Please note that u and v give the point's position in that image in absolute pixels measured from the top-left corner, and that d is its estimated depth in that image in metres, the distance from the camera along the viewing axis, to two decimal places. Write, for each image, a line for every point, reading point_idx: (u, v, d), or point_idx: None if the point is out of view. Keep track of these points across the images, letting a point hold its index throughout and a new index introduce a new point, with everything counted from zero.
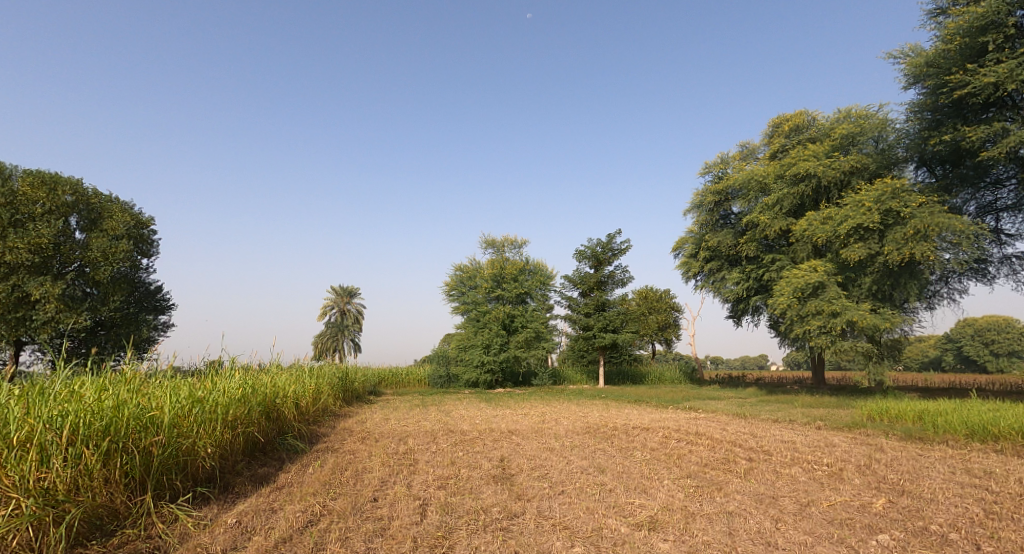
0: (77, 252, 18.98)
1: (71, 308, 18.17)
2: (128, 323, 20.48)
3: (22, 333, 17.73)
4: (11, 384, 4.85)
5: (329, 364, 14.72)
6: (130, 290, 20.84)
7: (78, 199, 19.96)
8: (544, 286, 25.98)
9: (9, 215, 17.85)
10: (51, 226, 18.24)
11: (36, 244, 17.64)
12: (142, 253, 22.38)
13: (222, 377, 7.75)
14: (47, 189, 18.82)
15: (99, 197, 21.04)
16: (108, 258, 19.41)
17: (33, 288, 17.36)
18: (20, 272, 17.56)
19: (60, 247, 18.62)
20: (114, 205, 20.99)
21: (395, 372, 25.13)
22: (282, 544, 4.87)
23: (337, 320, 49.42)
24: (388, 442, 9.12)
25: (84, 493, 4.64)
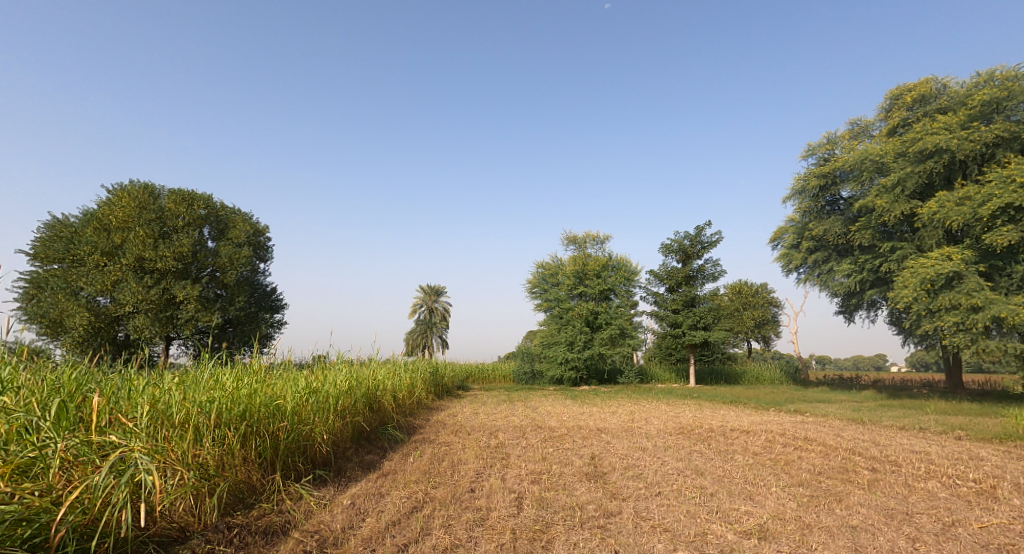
0: (209, 259, 21.40)
1: (206, 307, 20.54)
2: (250, 320, 22.71)
3: (170, 330, 19.97)
4: (169, 374, 5.51)
5: (421, 358, 15.35)
6: (251, 291, 23.17)
7: (210, 213, 22.58)
8: (628, 282, 25.31)
9: (159, 228, 20.45)
10: (189, 237, 20.80)
11: (178, 252, 20.06)
12: (259, 259, 24.78)
13: (329, 369, 8.36)
14: (186, 205, 21.47)
15: (225, 209, 23.61)
16: (234, 263, 21.84)
17: (178, 290, 19.76)
18: (168, 277, 20.01)
19: (197, 255, 21.08)
20: (237, 216, 23.45)
21: (480, 368, 25.64)
22: (392, 527, 5.15)
23: (425, 318, 51.57)
24: (480, 435, 9.34)
25: (229, 470, 5.19)
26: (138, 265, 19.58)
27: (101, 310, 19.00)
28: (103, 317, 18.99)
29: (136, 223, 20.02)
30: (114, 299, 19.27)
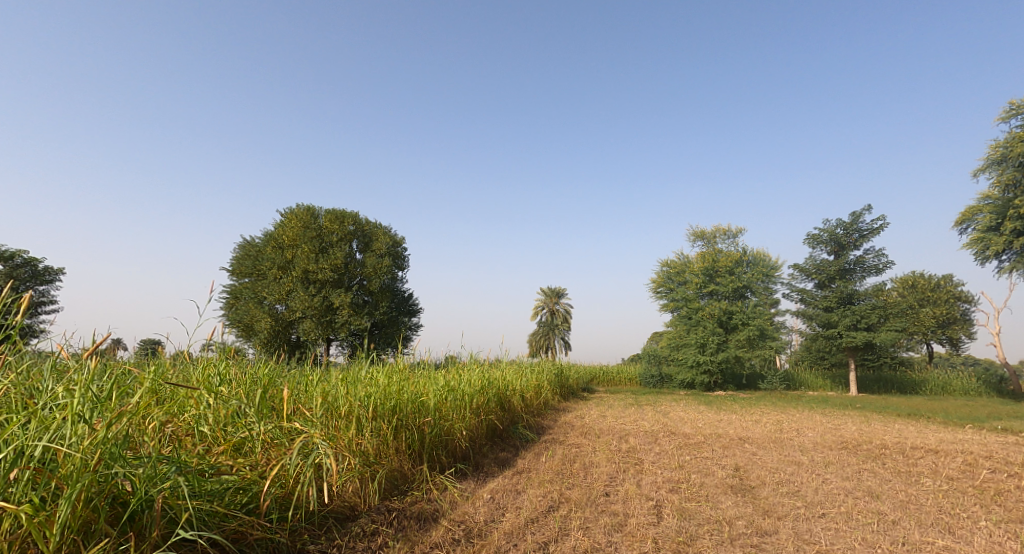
0: (359, 269, 23.75)
1: (357, 312, 22.75)
2: (393, 324, 24.68)
3: (330, 333, 22.37)
4: (333, 372, 6.14)
5: (546, 360, 15.49)
6: (393, 297, 25.23)
7: (357, 229, 25.08)
8: (767, 278, 23.17)
9: (318, 244, 23.16)
10: (342, 250, 23.27)
11: (334, 264, 22.57)
12: (400, 268, 26.89)
13: (462, 369, 8.77)
14: (338, 223, 24.11)
15: (369, 225, 26.06)
16: (379, 271, 23.97)
17: (335, 298, 22.16)
18: (327, 286, 22.53)
19: (349, 266, 23.51)
20: (380, 230, 25.73)
21: (605, 371, 25.19)
22: (531, 524, 5.24)
23: (547, 320, 52.14)
24: (610, 439, 9.15)
25: (385, 458, 5.63)
26: (305, 276, 22.33)
27: (279, 315, 21.99)
28: (280, 322, 21.94)
29: (302, 241, 22.91)
30: (288, 307, 22.22)
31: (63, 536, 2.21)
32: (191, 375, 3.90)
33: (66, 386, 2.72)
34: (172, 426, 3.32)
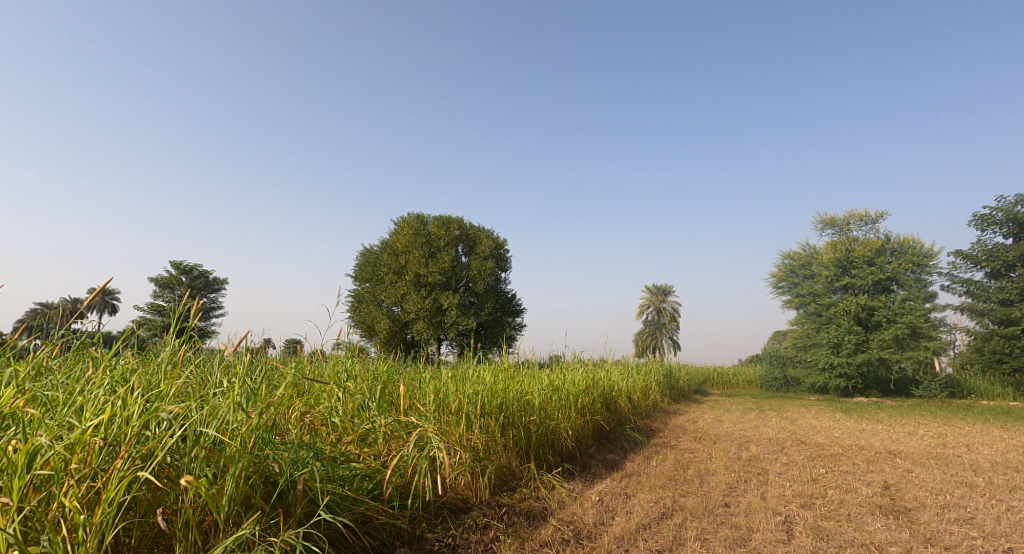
0: (465, 272, 24.68)
1: (464, 313, 23.60)
2: (498, 324, 25.27)
3: (440, 333, 23.45)
4: (443, 369, 6.44)
5: (653, 361, 14.97)
6: (497, 298, 25.83)
7: (462, 233, 26.06)
8: (919, 269, 20.08)
9: (428, 248, 24.41)
10: (449, 254, 24.31)
11: (442, 267, 23.66)
12: (503, 269, 27.49)
13: (567, 369, 8.77)
14: (445, 228, 25.25)
15: (473, 228, 26.94)
16: (483, 273, 24.69)
17: (444, 299, 23.19)
18: (436, 289, 23.64)
19: (456, 269, 24.52)
20: (484, 232, 26.52)
21: (718, 372, 23.82)
22: (643, 530, 5.11)
23: (653, 319, 50.39)
24: (728, 445, 8.63)
25: (494, 454, 5.78)
26: (416, 280, 23.67)
27: (396, 317, 23.53)
28: (396, 322, 23.46)
29: (414, 247, 24.34)
30: (403, 308, 23.70)
31: (229, 506, 2.52)
32: (325, 370, 4.38)
33: (230, 378, 3.15)
34: (311, 416, 3.73)
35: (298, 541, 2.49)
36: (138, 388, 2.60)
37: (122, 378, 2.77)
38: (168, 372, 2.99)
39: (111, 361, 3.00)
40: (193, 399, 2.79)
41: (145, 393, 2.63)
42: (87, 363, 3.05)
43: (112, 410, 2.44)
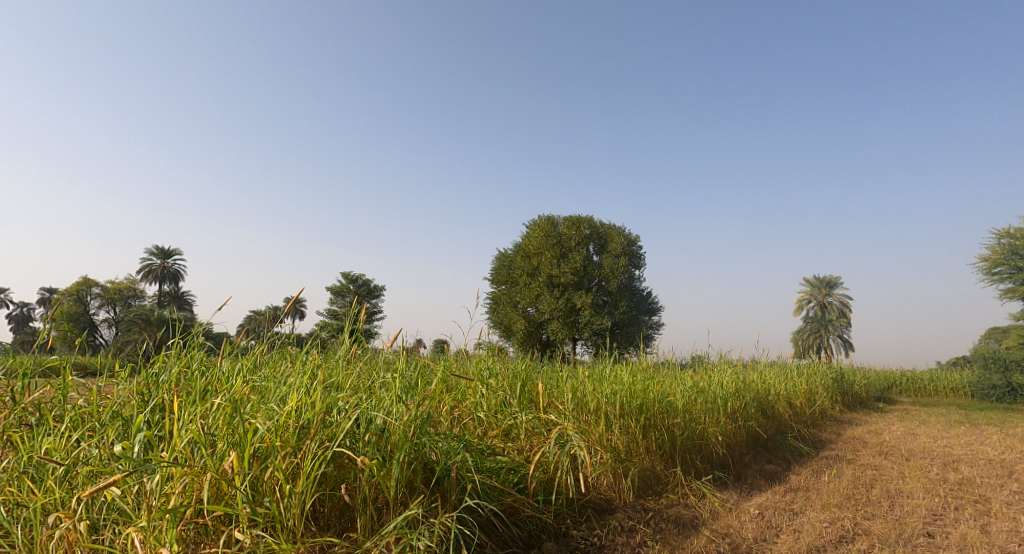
0: (597, 271, 24.49)
1: (598, 313, 23.33)
2: (634, 324, 24.56)
3: (575, 333, 23.48)
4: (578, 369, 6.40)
5: (820, 363, 13.30)
6: (632, 297, 25.15)
7: (593, 231, 25.89)
8: None
9: (559, 249, 24.69)
10: (580, 254, 24.32)
11: (574, 268, 23.70)
12: (636, 267, 26.68)
13: (714, 371, 8.15)
14: (576, 227, 25.33)
15: (604, 226, 26.60)
16: (615, 272, 24.24)
17: (577, 299, 23.19)
18: (569, 289, 23.75)
19: (588, 269, 24.45)
20: (615, 229, 26.02)
21: (907, 375, 20.47)
22: None
23: (817, 315, 45.74)
24: (926, 463, 7.24)
25: None
26: (549, 281, 24.04)
27: (531, 317, 24.14)
28: (532, 323, 24.05)
29: (546, 248, 24.74)
30: (538, 309, 24.20)
31: (397, 487, 2.79)
32: (469, 368, 4.70)
33: (390, 375, 3.51)
34: (459, 411, 4.02)
35: (457, 524, 2.67)
36: (321, 381, 3.01)
37: (310, 371, 3.25)
38: (344, 367, 3.43)
39: (301, 358, 3.52)
40: (364, 391, 3.18)
41: (328, 385, 3.05)
42: (284, 359, 3.63)
43: (306, 397, 2.85)
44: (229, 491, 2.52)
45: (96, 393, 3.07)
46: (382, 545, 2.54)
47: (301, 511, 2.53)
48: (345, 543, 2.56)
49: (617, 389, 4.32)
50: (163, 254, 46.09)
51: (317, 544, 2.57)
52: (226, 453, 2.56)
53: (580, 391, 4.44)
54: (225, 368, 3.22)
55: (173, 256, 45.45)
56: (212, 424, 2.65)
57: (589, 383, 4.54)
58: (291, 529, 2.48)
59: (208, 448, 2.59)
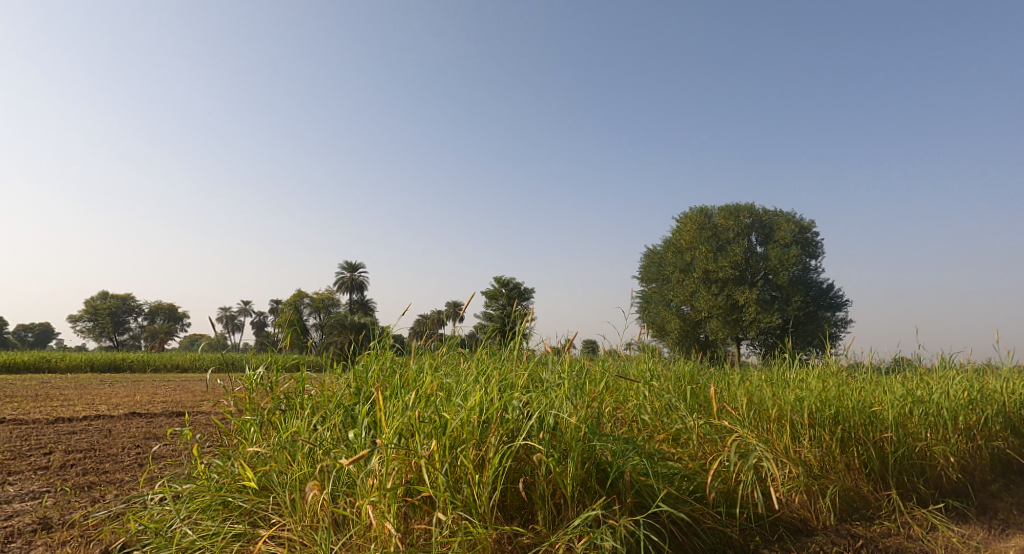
0: (762, 263, 22.43)
1: (766, 309, 21.07)
2: (812, 320, 21.72)
3: (738, 332, 21.54)
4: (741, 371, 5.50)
5: None
6: (808, 290, 22.35)
7: (755, 220, 23.80)
8: None
9: (716, 242, 23.21)
10: (741, 245, 22.49)
11: (734, 261, 21.95)
12: (812, 255, 23.57)
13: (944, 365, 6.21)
14: (734, 218, 23.63)
15: (769, 213, 24.19)
16: (785, 263, 21.88)
17: (739, 295, 21.28)
18: (729, 284, 21.99)
19: (750, 261, 22.52)
20: (781, 217, 23.59)
21: None
22: None
23: None
24: None
25: None
26: (705, 276, 22.56)
27: (687, 316, 22.79)
28: (688, 322, 22.72)
29: (700, 242, 23.36)
30: (694, 307, 22.75)
31: (573, 485, 2.76)
32: (629, 369, 4.76)
33: (554, 375, 3.57)
34: (622, 412, 3.96)
35: (642, 529, 2.55)
36: (497, 381, 3.20)
37: (484, 370, 3.43)
38: (514, 367, 3.60)
39: (473, 357, 3.75)
40: (535, 390, 3.28)
41: (503, 384, 3.20)
42: (459, 359, 3.91)
43: (484, 395, 3.00)
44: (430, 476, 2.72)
45: (323, 386, 3.79)
46: (566, 541, 2.55)
47: (488, 497, 2.64)
48: (530, 534, 2.58)
49: (804, 396, 3.87)
50: (351, 268, 52.73)
51: (506, 532, 2.60)
52: (423, 444, 2.78)
53: (757, 396, 4.09)
54: (414, 367, 3.60)
55: (360, 269, 51.73)
56: (412, 418, 2.94)
57: (768, 387, 4.17)
58: (482, 513, 2.59)
59: (410, 439, 2.87)
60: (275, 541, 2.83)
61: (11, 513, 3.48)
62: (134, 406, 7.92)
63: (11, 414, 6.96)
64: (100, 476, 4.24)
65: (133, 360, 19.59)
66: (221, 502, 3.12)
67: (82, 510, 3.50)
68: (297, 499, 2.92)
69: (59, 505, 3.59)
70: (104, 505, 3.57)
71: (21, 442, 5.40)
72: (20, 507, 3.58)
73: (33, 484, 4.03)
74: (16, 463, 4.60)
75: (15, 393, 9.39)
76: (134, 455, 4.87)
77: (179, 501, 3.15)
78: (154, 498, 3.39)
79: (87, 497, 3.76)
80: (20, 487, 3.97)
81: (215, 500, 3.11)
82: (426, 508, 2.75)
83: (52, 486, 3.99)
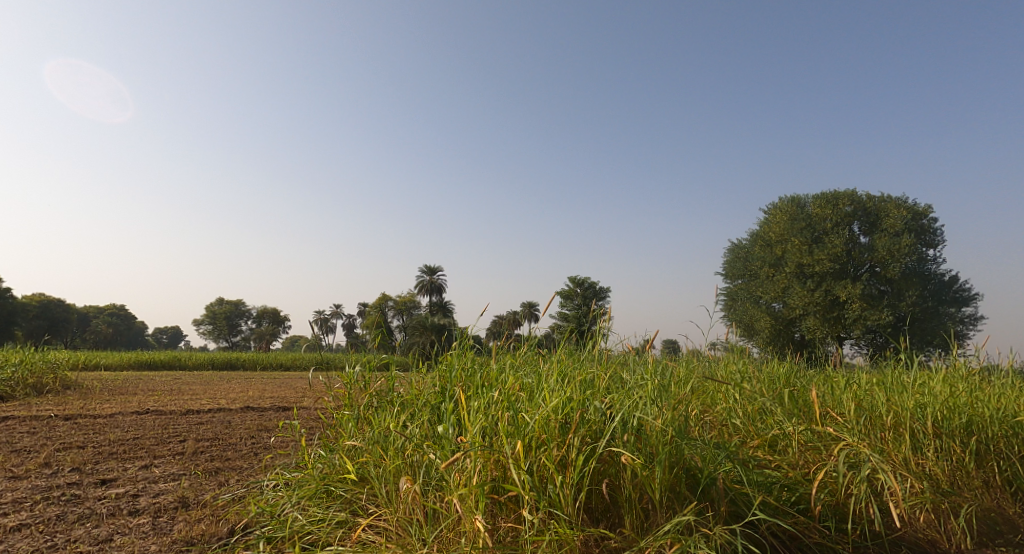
0: (866, 255, 20.57)
1: (873, 306, 19.18)
2: (930, 318, 19.85)
3: (840, 330, 19.79)
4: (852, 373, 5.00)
5: None
6: (924, 284, 20.22)
7: (856, 208, 21.84)
8: None
9: (812, 234, 21.58)
10: (841, 236, 20.72)
11: (833, 253, 20.25)
12: (926, 244, 21.27)
13: None
14: (832, 206, 21.84)
15: (873, 199, 22.10)
16: (895, 254, 19.90)
17: (840, 291, 19.54)
18: (828, 279, 20.33)
19: (853, 253, 20.73)
20: (889, 204, 21.46)
21: None
22: None
23: None
24: None
25: None
26: (800, 270, 20.98)
27: (778, 314, 21.20)
28: (781, 321, 21.13)
29: (792, 234, 21.80)
30: (786, 304, 21.17)
31: (661, 491, 2.58)
32: (719, 371, 4.50)
33: (639, 376, 3.40)
34: (711, 416, 3.73)
35: (742, 539, 2.36)
36: (579, 380, 3.09)
37: (564, 370, 3.32)
38: (594, 368, 3.44)
39: (552, 357, 3.64)
40: (618, 391, 3.11)
41: (584, 384, 3.07)
42: (537, 359, 3.82)
43: (564, 395, 2.90)
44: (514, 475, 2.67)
45: (411, 384, 3.87)
46: (656, 547, 2.38)
47: (573, 499, 2.54)
48: (618, 538, 2.47)
49: (927, 402, 3.43)
50: (431, 270, 54.36)
51: (592, 535, 2.53)
52: (507, 442, 2.71)
53: (869, 401, 3.69)
54: (494, 367, 3.57)
55: (440, 271, 53.19)
56: (496, 418, 2.90)
57: (882, 391, 3.76)
58: (569, 514, 2.50)
59: (495, 437, 2.85)
60: (373, 530, 2.91)
61: (156, 491, 3.80)
62: (249, 400, 8.58)
63: (149, 405, 7.73)
64: (225, 462, 4.57)
65: (244, 358, 21.31)
66: (324, 491, 3.31)
67: (212, 492, 3.76)
68: (390, 491, 2.98)
69: (193, 487, 3.88)
70: (230, 489, 3.82)
71: (159, 429, 5.96)
72: (164, 486, 3.91)
73: (174, 467, 4.40)
74: (158, 448, 5.06)
75: (151, 387, 10.47)
76: (252, 444, 5.22)
77: (291, 489, 3.42)
78: (269, 484, 3.65)
79: (216, 481, 4.04)
80: (162, 469, 4.35)
81: (319, 488, 3.30)
82: (512, 506, 2.69)
83: (187, 469, 4.34)
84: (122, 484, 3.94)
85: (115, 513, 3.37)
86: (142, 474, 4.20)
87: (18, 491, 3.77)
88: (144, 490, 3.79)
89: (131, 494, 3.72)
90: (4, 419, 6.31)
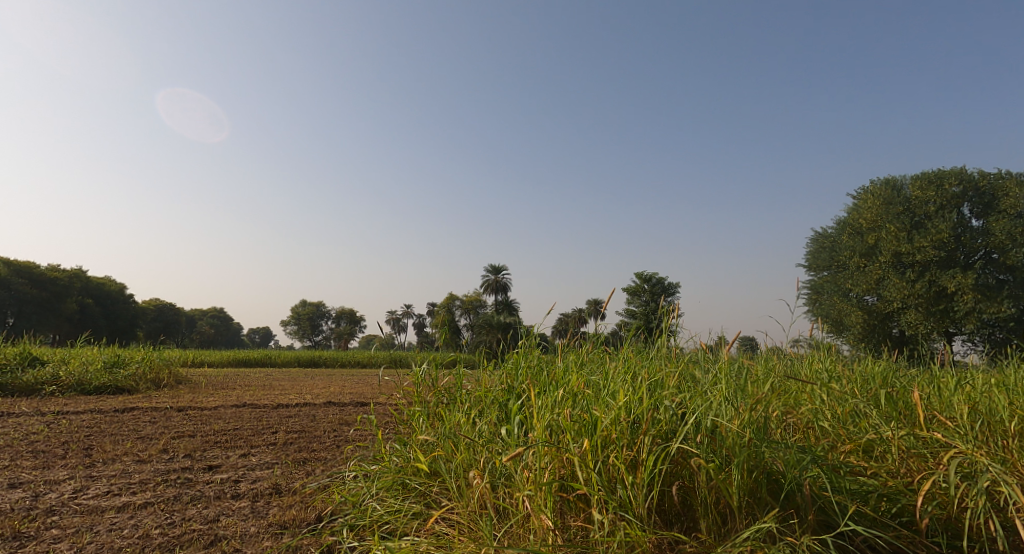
0: (979, 240, 18.51)
1: (989, 297, 17.24)
2: None
3: (948, 325, 17.98)
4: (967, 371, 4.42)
5: None
6: None
7: (966, 188, 19.76)
8: None
9: (911, 219, 19.78)
10: (947, 220, 18.81)
11: (938, 240, 18.40)
12: None
13: None
14: (934, 187, 19.86)
15: (988, 178, 19.89)
16: (1017, 239, 17.91)
17: (947, 281, 17.71)
18: (933, 268, 18.48)
19: (962, 239, 18.73)
20: (1008, 182, 19.22)
21: None
22: None
23: None
24: None
25: None
26: (896, 260, 19.24)
27: (873, 308, 19.54)
28: (876, 315, 19.45)
29: (887, 220, 20.09)
30: (881, 297, 19.43)
31: (740, 495, 2.36)
32: (802, 370, 4.13)
33: (716, 375, 3.14)
34: (795, 418, 3.42)
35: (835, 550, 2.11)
36: (649, 380, 2.91)
37: (633, 367, 3.15)
38: (665, 366, 3.23)
39: (620, 355, 3.45)
40: (690, 390, 2.89)
41: (652, 382, 2.89)
42: (603, 358, 3.65)
43: (632, 393, 2.74)
44: (583, 474, 2.54)
45: (480, 382, 3.81)
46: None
47: (644, 500, 2.37)
48: (694, 543, 2.27)
49: None
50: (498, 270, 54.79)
51: (666, 537, 2.36)
52: (574, 440, 2.59)
53: (984, 405, 3.24)
54: (561, 365, 3.44)
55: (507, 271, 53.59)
56: (561, 416, 2.79)
57: (1003, 395, 3.27)
58: (641, 515, 2.34)
59: (562, 434, 2.73)
60: (446, 522, 2.87)
61: (254, 477, 3.99)
62: (331, 396, 8.96)
63: (246, 399, 8.25)
64: (311, 453, 4.75)
65: (327, 356, 22.40)
66: (400, 483, 3.32)
67: (301, 480, 3.90)
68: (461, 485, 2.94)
69: (285, 475, 4.04)
70: (316, 478, 3.94)
71: (255, 421, 6.33)
72: (260, 474, 4.10)
73: (267, 456, 4.62)
74: (254, 438, 5.34)
75: (248, 383, 11.18)
76: (334, 437, 5.40)
77: (370, 480, 3.47)
78: (350, 475, 3.72)
79: (304, 470, 4.20)
80: (258, 458, 4.57)
81: (396, 480, 3.32)
82: (582, 505, 2.55)
83: (279, 459, 4.54)
84: (226, 470, 4.18)
85: (221, 496, 3.56)
86: (242, 462, 4.45)
87: (142, 473, 4.08)
88: (244, 476, 4.00)
89: (233, 480, 3.92)
90: (130, 409, 6.95)
